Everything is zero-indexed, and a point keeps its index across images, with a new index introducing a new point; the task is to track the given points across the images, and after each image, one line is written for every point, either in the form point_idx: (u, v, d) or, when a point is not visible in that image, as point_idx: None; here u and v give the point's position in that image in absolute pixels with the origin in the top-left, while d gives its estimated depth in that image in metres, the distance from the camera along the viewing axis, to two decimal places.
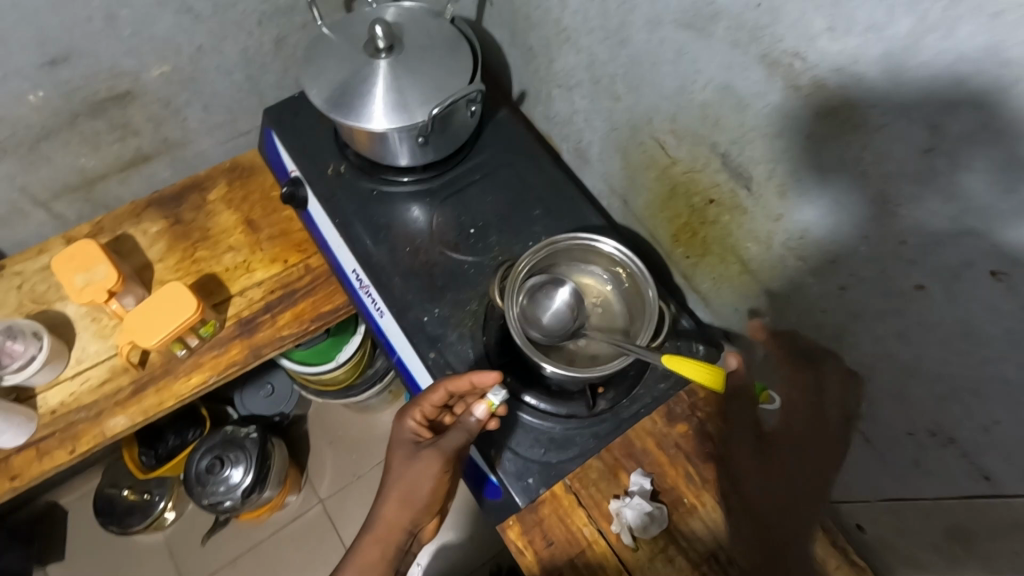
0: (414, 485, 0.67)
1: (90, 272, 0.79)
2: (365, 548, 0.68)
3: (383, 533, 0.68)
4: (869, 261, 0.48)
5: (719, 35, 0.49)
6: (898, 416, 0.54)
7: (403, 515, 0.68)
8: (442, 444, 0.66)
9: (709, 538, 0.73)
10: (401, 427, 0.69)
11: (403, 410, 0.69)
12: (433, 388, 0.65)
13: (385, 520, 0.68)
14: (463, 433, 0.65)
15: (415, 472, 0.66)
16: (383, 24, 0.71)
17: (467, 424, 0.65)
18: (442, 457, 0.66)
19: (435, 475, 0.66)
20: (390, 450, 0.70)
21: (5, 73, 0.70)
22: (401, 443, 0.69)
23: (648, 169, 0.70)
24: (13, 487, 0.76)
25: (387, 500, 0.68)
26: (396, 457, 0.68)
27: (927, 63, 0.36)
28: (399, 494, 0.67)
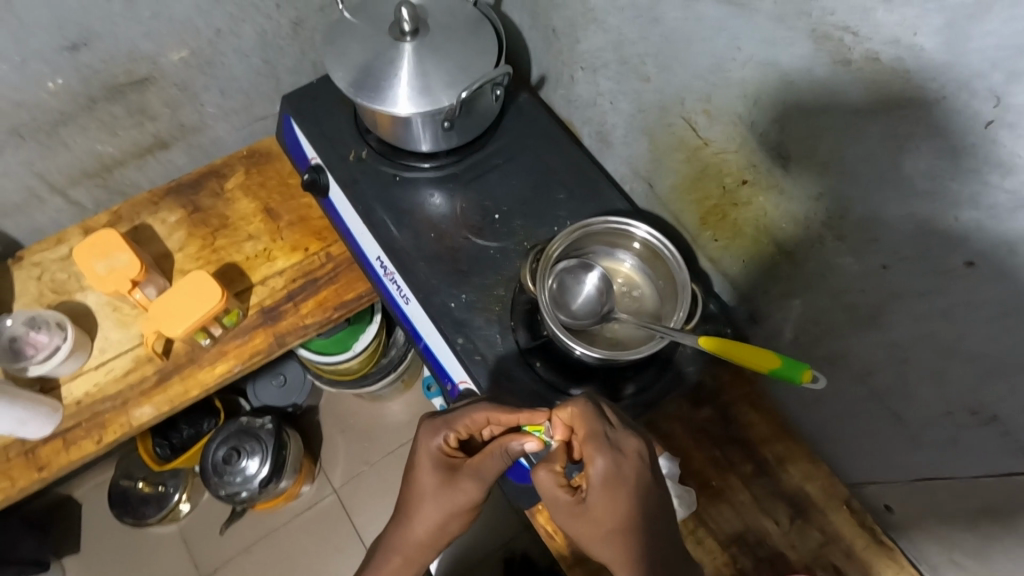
0: (447, 514, 0.63)
1: (111, 260, 0.78)
2: (385, 570, 0.64)
3: (409, 556, 0.64)
4: (913, 240, 0.47)
5: (763, 10, 0.49)
6: (935, 396, 0.54)
7: (431, 540, 0.64)
8: (486, 471, 0.62)
9: (736, 522, 0.75)
10: (426, 447, 0.64)
11: (436, 426, 0.65)
12: (473, 413, 0.63)
13: (414, 543, 0.63)
14: (506, 460, 0.62)
15: (452, 499, 0.62)
16: (409, 6, 0.69)
17: (511, 450, 0.61)
18: (484, 484, 0.62)
19: (472, 503, 0.63)
20: (414, 471, 0.64)
21: (26, 57, 0.70)
22: (429, 465, 0.64)
23: (678, 151, 0.70)
24: (40, 478, 0.76)
25: (417, 522, 0.63)
26: (425, 480, 0.63)
27: (994, 32, 0.35)
28: (432, 521, 0.63)
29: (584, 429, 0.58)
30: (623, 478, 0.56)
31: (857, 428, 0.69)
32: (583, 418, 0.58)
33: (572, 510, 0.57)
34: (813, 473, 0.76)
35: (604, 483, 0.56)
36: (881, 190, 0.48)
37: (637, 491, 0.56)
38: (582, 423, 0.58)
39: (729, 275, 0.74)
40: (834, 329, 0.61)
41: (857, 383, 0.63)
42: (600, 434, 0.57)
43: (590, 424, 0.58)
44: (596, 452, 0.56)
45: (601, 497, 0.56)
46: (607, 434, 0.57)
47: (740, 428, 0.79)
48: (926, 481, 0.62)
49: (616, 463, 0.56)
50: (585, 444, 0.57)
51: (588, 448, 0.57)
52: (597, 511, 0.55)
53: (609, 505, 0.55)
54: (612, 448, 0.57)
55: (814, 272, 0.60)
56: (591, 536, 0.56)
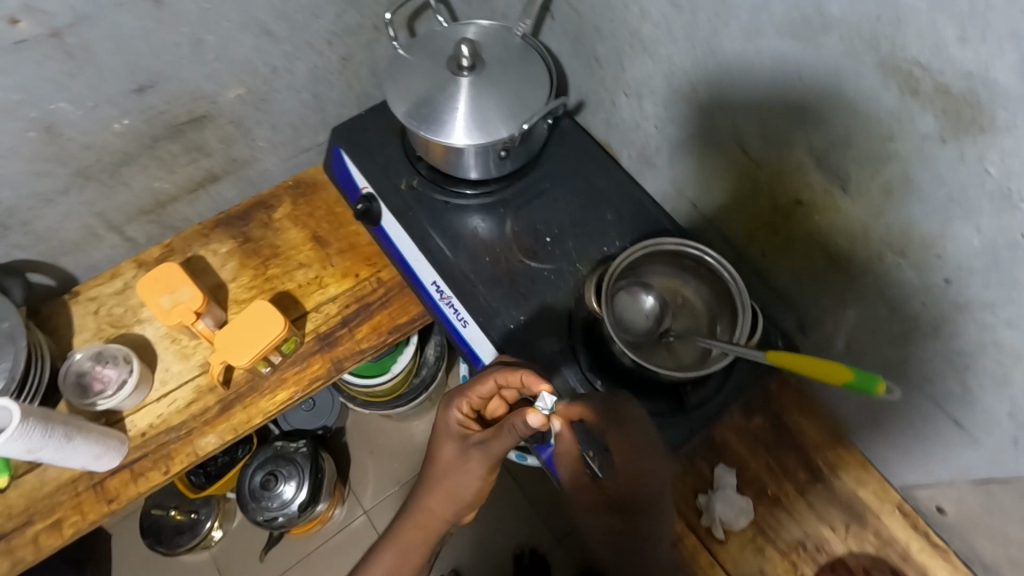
0: (458, 481, 0.73)
1: (175, 293, 0.80)
2: (407, 529, 0.76)
3: (426, 519, 0.75)
4: (981, 254, 0.50)
5: (829, 44, 0.52)
6: (999, 399, 0.57)
7: (447, 506, 0.74)
8: (492, 445, 0.69)
9: (796, 528, 0.78)
10: (447, 419, 0.75)
11: (450, 401, 0.75)
12: (480, 381, 0.71)
13: (428, 506, 0.75)
14: (513, 436, 0.67)
15: (462, 467, 0.72)
16: (468, 43, 0.73)
17: (514, 425, 0.65)
18: (491, 458, 0.70)
19: (479, 473, 0.72)
20: (437, 441, 0.75)
21: (98, 102, 0.72)
22: (448, 434, 0.74)
23: (728, 171, 0.73)
24: (111, 510, 0.76)
25: (435, 486, 0.74)
26: (444, 449, 0.74)
27: None
28: (445, 485, 0.73)
29: (616, 453, 0.65)
30: (639, 504, 0.65)
31: (911, 433, 0.71)
32: (617, 445, 0.65)
33: (589, 500, 0.68)
34: (866, 477, 0.79)
35: (622, 501, 0.66)
36: (948, 210, 0.50)
37: (645, 515, 0.66)
38: (612, 446, 0.65)
39: (779, 288, 0.77)
40: (892, 337, 0.64)
41: (914, 389, 0.66)
42: (629, 464, 0.65)
43: (621, 456, 0.65)
44: (620, 474, 0.66)
45: (614, 508, 0.66)
46: (636, 466, 0.65)
47: (792, 435, 0.82)
48: (985, 482, 0.65)
49: (633, 492, 0.66)
50: (615, 464, 0.66)
51: (618, 468, 0.66)
52: (607, 514, 0.67)
53: (618, 518, 0.66)
54: (635, 478, 0.65)
55: (872, 285, 0.63)
56: (596, 524, 0.68)
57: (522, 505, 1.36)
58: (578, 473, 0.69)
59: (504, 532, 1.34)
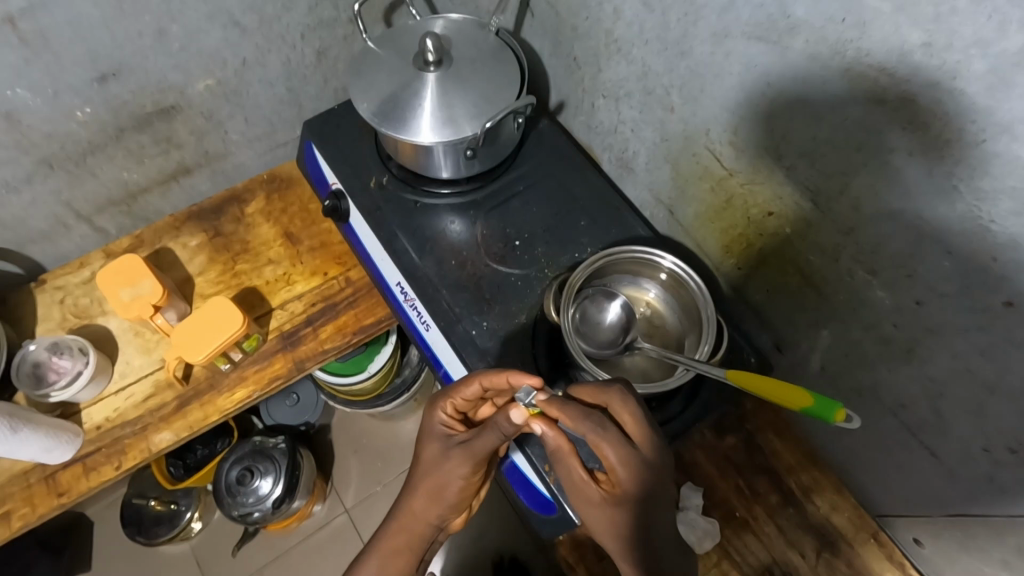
0: (441, 481, 0.60)
1: (135, 286, 0.79)
2: (388, 537, 0.62)
3: (408, 523, 0.62)
4: (953, 276, 0.47)
5: (796, 48, 0.49)
6: (972, 432, 0.53)
7: (431, 510, 0.62)
8: (475, 443, 0.58)
9: (764, 554, 0.74)
10: (431, 418, 0.64)
11: (433, 402, 0.64)
12: (466, 381, 0.61)
13: (411, 511, 0.62)
14: (498, 434, 0.56)
15: (445, 466, 0.60)
16: (434, 38, 0.70)
17: (502, 424, 0.55)
18: (475, 457, 0.59)
19: (465, 473, 0.60)
20: (420, 443, 0.64)
21: (58, 90, 0.71)
22: (432, 435, 0.63)
23: (702, 181, 0.70)
24: (61, 504, 0.75)
25: (415, 490, 0.62)
26: (427, 449, 0.62)
27: None
28: (428, 487, 0.61)
29: (608, 453, 0.50)
30: (653, 500, 0.50)
31: (887, 461, 0.67)
32: (610, 439, 0.50)
33: (590, 504, 0.53)
34: (841, 504, 0.75)
35: (631, 502, 0.50)
36: (918, 228, 0.47)
37: (659, 510, 0.50)
38: (603, 447, 0.50)
39: (755, 303, 0.73)
40: (864, 360, 0.61)
41: (888, 416, 0.62)
42: (628, 458, 0.49)
43: (616, 448, 0.49)
44: (622, 472, 0.50)
45: (626, 513, 0.50)
46: (635, 457, 0.50)
47: (765, 457, 0.78)
48: (958, 518, 0.61)
49: (643, 486, 0.50)
50: (611, 466, 0.50)
51: (614, 469, 0.50)
52: (617, 521, 0.51)
53: (630, 522, 0.50)
54: (640, 470, 0.50)
55: (844, 305, 0.59)
56: (607, 534, 0.52)
57: (500, 511, 1.33)
58: (572, 474, 0.53)
59: (480, 538, 1.31)
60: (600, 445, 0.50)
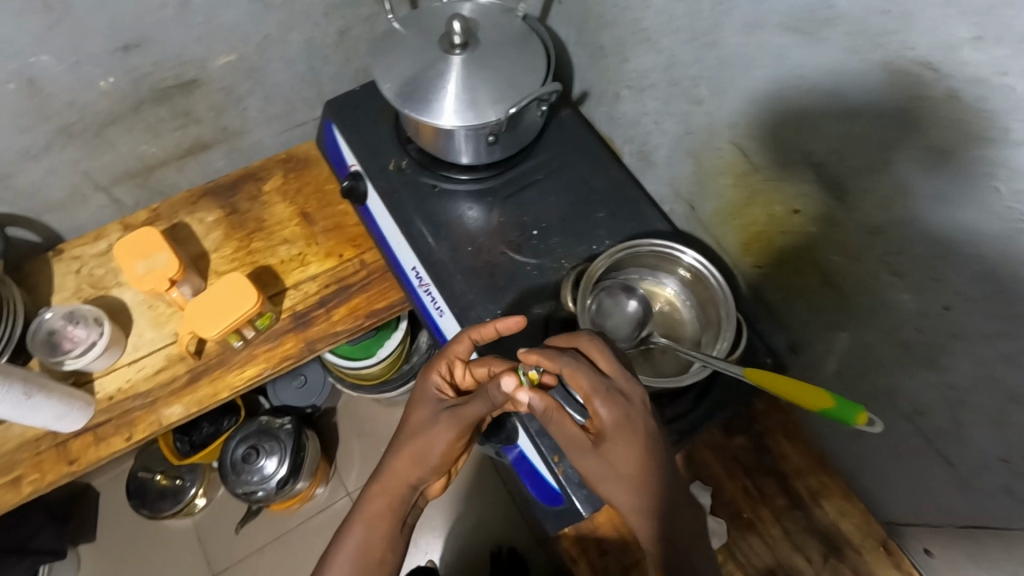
0: (428, 443, 0.60)
1: (151, 259, 0.79)
2: (369, 503, 0.60)
3: (389, 484, 0.60)
4: (984, 281, 0.45)
5: (832, 40, 0.48)
6: (991, 441, 0.52)
7: (414, 472, 0.60)
8: (463, 410, 0.59)
9: (768, 555, 0.73)
10: (425, 382, 0.64)
11: (429, 365, 0.64)
12: (458, 338, 0.64)
13: (393, 474, 0.60)
14: (488, 404, 0.58)
15: (432, 429, 0.60)
16: (462, 19, 0.70)
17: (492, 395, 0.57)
18: (462, 423, 0.59)
19: (451, 437, 0.59)
20: (409, 406, 0.64)
21: (81, 59, 0.71)
22: (424, 398, 0.63)
23: (724, 175, 0.69)
24: (70, 471, 0.76)
25: (402, 448, 0.61)
26: (416, 413, 0.62)
27: None
28: (411, 448, 0.60)
29: (581, 386, 0.51)
30: (633, 425, 0.51)
31: (901, 468, 0.66)
32: (580, 374, 0.51)
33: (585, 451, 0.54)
34: (849, 510, 0.74)
35: (613, 432, 0.51)
36: (947, 228, 0.46)
37: (642, 434, 0.51)
38: (576, 381, 0.51)
39: (773, 304, 0.72)
40: (883, 365, 0.59)
41: (903, 422, 0.61)
42: (602, 387, 0.51)
43: (589, 380, 0.51)
44: (599, 402, 0.51)
45: (611, 446, 0.51)
46: (610, 388, 0.51)
47: (774, 458, 0.77)
48: (969, 529, 0.60)
49: (621, 414, 0.51)
50: (587, 397, 0.51)
51: (591, 401, 0.51)
52: (610, 459, 0.52)
53: (619, 453, 0.51)
54: (617, 399, 0.51)
55: (865, 307, 0.58)
56: (603, 479, 0.53)
57: (501, 503, 1.33)
58: (562, 425, 0.55)
59: (481, 528, 1.31)
60: (573, 381, 0.52)
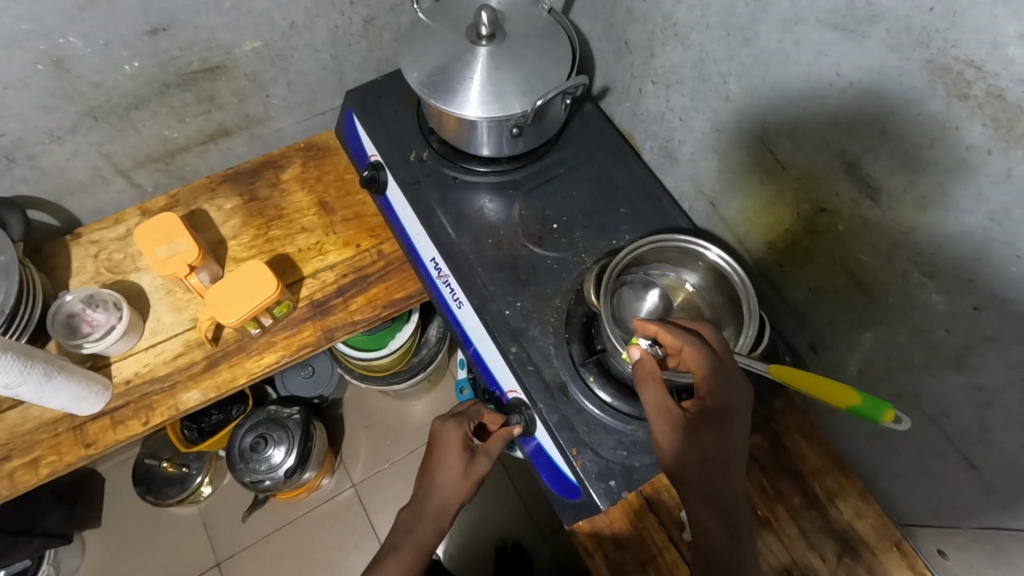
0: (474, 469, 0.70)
1: (172, 244, 0.79)
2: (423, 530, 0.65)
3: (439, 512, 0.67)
4: (1018, 283, 0.46)
5: (874, 38, 0.48)
6: (1018, 443, 0.52)
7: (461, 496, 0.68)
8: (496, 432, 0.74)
9: (784, 554, 0.73)
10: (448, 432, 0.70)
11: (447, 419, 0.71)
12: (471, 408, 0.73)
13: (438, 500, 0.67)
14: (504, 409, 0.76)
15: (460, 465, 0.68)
16: (489, 11, 0.69)
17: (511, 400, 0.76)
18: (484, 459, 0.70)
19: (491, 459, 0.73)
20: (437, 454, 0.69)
21: (109, 41, 0.70)
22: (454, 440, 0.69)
23: (751, 173, 0.69)
24: (87, 454, 0.76)
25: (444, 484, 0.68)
26: (444, 459, 0.69)
27: None
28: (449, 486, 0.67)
29: (702, 361, 0.55)
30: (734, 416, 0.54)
31: (920, 469, 0.66)
32: (702, 352, 0.55)
33: (671, 424, 0.55)
34: (864, 510, 0.74)
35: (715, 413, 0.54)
36: (985, 229, 0.46)
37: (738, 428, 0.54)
38: (697, 357, 0.55)
39: (795, 302, 0.72)
40: (908, 365, 0.60)
41: (928, 424, 0.61)
42: (719, 370, 0.55)
43: (710, 359, 0.55)
44: (715, 382, 0.55)
45: (706, 427, 0.54)
46: (727, 372, 0.55)
47: (790, 457, 0.77)
48: (990, 532, 0.60)
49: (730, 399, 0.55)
50: (704, 374, 0.55)
51: (706, 379, 0.55)
52: (704, 438, 0.53)
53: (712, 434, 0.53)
54: (729, 384, 0.55)
55: (892, 307, 0.58)
56: (681, 455, 0.53)
57: (508, 497, 1.33)
58: (659, 395, 0.56)
59: (486, 519, 1.31)
60: (693, 356, 0.55)
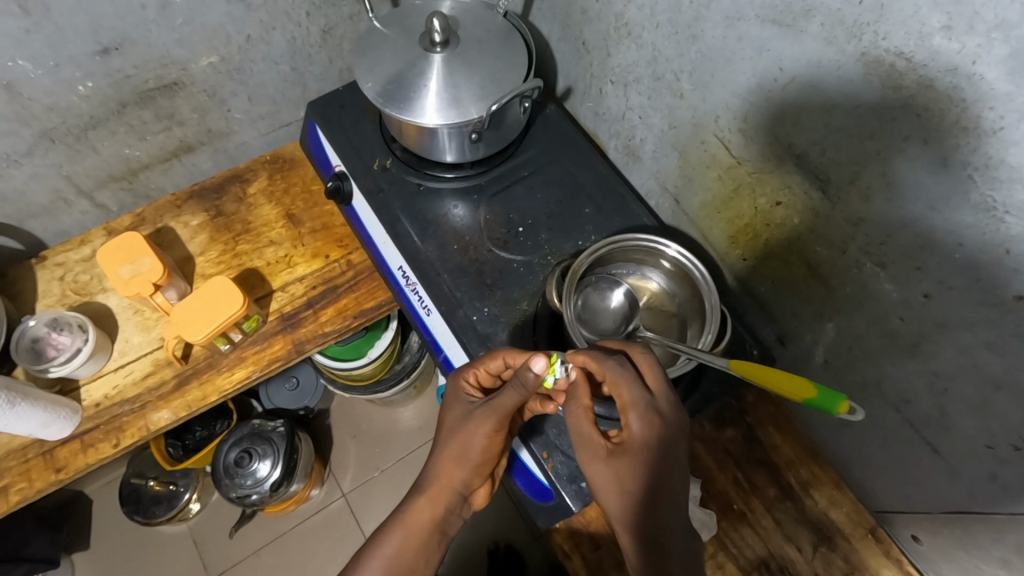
0: (465, 440, 0.59)
1: (136, 263, 0.78)
2: (413, 510, 0.59)
3: (434, 492, 0.60)
4: (962, 269, 0.46)
5: (810, 32, 0.48)
6: (976, 428, 0.52)
7: (457, 473, 0.60)
8: (496, 400, 0.58)
9: (760, 547, 0.73)
10: (455, 383, 0.63)
11: (459, 371, 0.64)
12: (492, 355, 0.62)
13: (436, 477, 0.60)
14: (519, 391, 0.56)
15: (467, 425, 0.59)
16: (440, 17, 0.69)
17: (525, 378, 0.55)
18: (497, 414, 0.58)
19: (490, 429, 0.59)
20: (443, 409, 0.63)
21: (60, 62, 0.70)
22: (455, 401, 0.62)
23: (709, 169, 0.69)
24: (58, 479, 0.76)
25: (437, 458, 0.61)
26: (450, 413, 0.62)
27: None
28: (452, 449, 0.60)
29: (622, 393, 0.53)
30: (660, 448, 0.52)
31: (888, 457, 0.66)
32: (623, 382, 0.53)
33: (595, 457, 0.54)
34: (838, 499, 0.74)
35: (636, 449, 0.52)
36: (927, 218, 0.46)
37: (663, 461, 0.52)
38: (619, 387, 0.53)
39: (760, 296, 0.72)
40: (870, 355, 0.60)
41: (891, 412, 0.61)
42: (640, 402, 0.52)
43: (630, 391, 0.53)
44: (634, 415, 0.52)
45: (628, 462, 0.52)
46: (649, 404, 0.52)
47: (764, 450, 0.77)
48: (956, 515, 0.60)
49: (653, 433, 0.52)
50: (623, 407, 0.53)
51: (627, 411, 0.52)
52: (622, 472, 0.53)
53: (631, 471, 0.52)
54: (653, 416, 0.52)
55: (850, 297, 0.58)
56: (609, 487, 0.54)
57: (496, 500, 1.33)
58: (584, 424, 0.55)
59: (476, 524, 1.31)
60: (615, 386, 0.54)
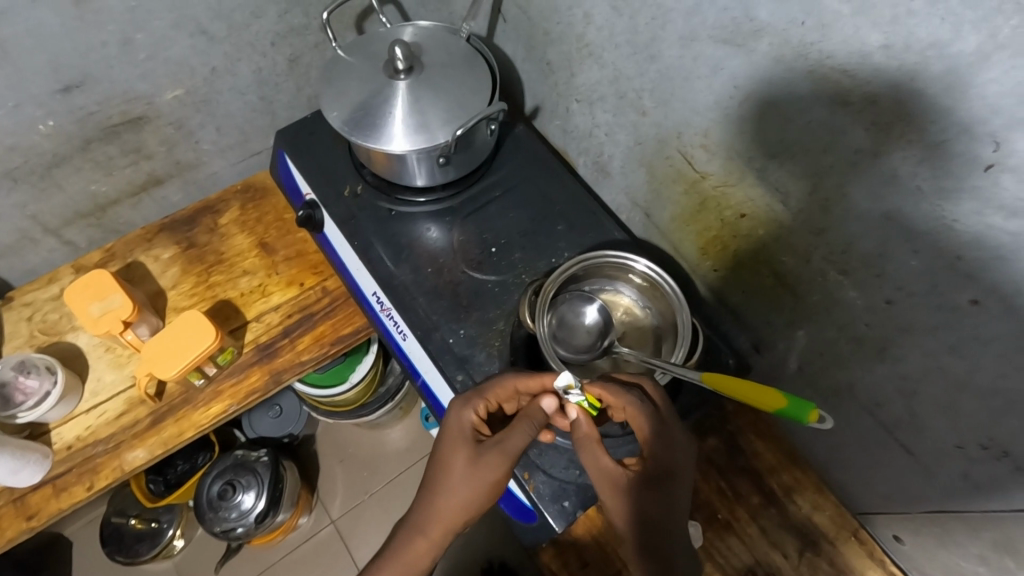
0: (472, 488, 0.58)
1: (105, 301, 0.77)
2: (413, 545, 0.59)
3: (435, 532, 0.59)
4: (922, 274, 0.47)
5: (760, 51, 0.49)
6: (946, 429, 0.53)
7: (457, 517, 0.59)
8: (508, 443, 0.57)
9: (746, 555, 0.73)
10: (459, 418, 0.60)
11: (466, 399, 0.61)
12: (501, 382, 0.61)
13: (439, 521, 0.59)
14: (528, 431, 0.57)
15: (476, 473, 0.58)
16: (402, 45, 0.70)
17: (536, 415, 0.58)
18: (508, 458, 0.57)
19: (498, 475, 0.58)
20: (441, 441, 0.61)
21: (20, 101, 0.69)
22: (457, 437, 0.60)
23: (676, 183, 0.70)
24: (30, 526, 0.74)
25: (438, 497, 0.59)
26: (452, 454, 0.59)
27: (979, 93, 0.36)
28: (457, 500, 0.58)
29: (640, 424, 0.54)
30: (674, 476, 0.53)
31: (866, 459, 0.67)
32: (642, 411, 0.55)
33: (614, 485, 0.54)
34: (821, 503, 0.74)
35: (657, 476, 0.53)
36: (883, 227, 0.47)
37: (678, 491, 0.53)
38: (637, 419, 0.54)
39: (732, 305, 0.73)
40: (840, 360, 0.60)
41: (864, 415, 0.62)
42: (659, 431, 0.54)
43: (648, 423, 0.54)
44: (654, 444, 0.54)
45: (650, 491, 0.53)
46: (665, 432, 0.54)
47: (746, 457, 0.77)
48: (934, 514, 0.61)
49: (669, 463, 0.54)
50: (644, 438, 0.54)
51: (646, 440, 0.54)
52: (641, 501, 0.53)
53: (652, 501, 0.52)
54: (667, 445, 0.54)
55: (816, 305, 0.60)
56: (623, 518, 0.53)
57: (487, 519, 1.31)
58: (602, 457, 0.55)
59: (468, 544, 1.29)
60: (632, 417, 0.55)
